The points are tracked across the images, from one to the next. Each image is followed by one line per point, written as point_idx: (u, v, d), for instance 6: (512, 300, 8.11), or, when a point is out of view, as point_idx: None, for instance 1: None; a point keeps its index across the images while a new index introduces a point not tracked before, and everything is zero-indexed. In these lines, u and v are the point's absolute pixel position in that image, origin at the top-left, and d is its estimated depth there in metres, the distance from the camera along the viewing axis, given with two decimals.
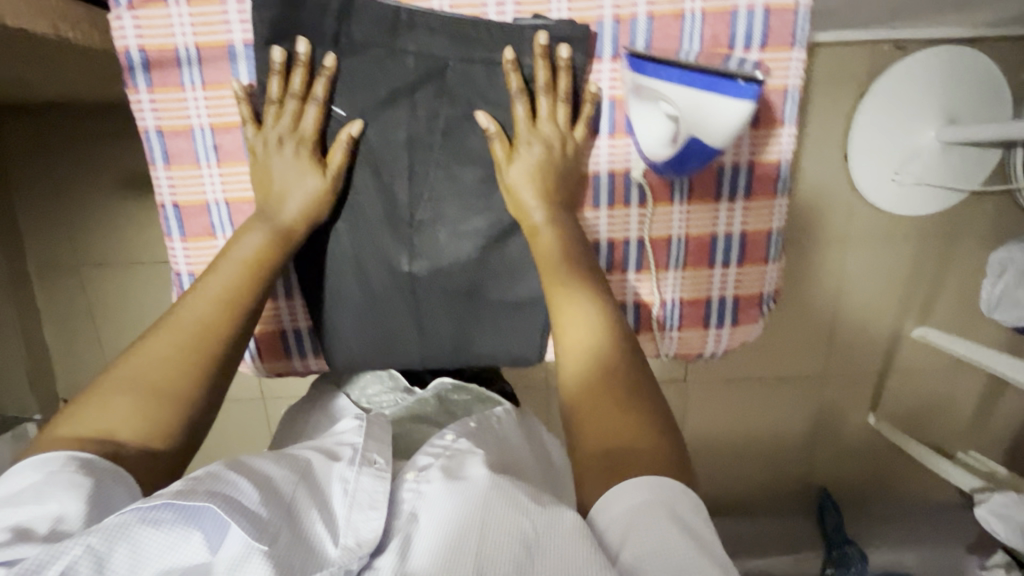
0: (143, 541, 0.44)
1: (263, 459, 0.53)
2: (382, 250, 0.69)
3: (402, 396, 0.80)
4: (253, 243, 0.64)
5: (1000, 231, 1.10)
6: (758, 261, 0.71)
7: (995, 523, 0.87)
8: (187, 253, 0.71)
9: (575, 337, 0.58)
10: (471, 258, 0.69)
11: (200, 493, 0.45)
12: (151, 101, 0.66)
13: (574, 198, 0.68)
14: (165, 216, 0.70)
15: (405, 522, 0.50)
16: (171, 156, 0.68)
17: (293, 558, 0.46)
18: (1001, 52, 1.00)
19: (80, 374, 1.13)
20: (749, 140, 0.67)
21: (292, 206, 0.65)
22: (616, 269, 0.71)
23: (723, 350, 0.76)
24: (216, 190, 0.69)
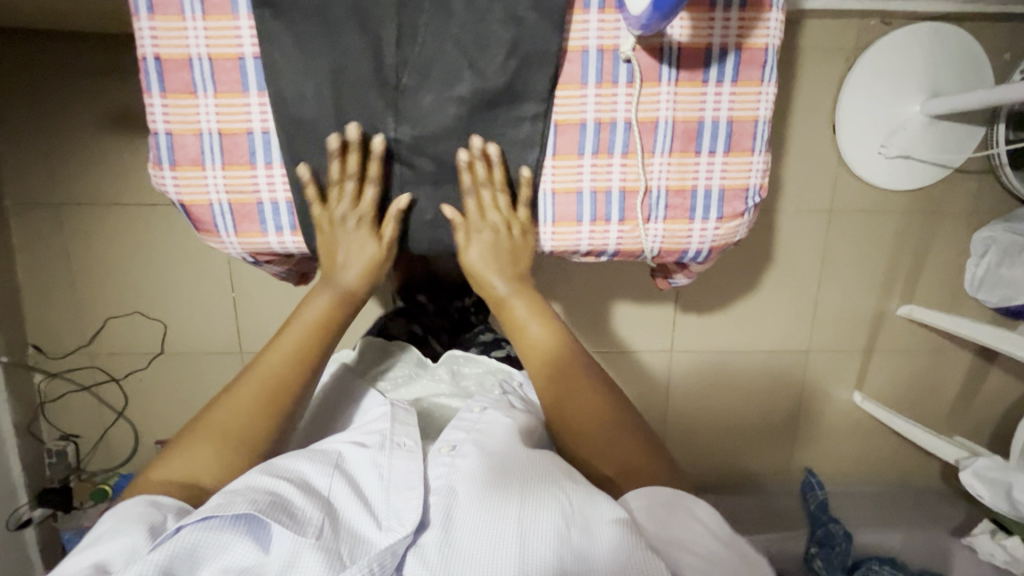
0: (202, 550, 0.44)
1: (295, 457, 0.53)
2: (358, 115, 0.52)
3: (418, 372, 0.78)
4: (320, 305, 0.62)
5: (983, 212, 1.12)
6: (746, 151, 0.56)
7: (979, 488, 0.85)
8: (179, 186, 0.53)
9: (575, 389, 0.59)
10: (456, 126, 0.53)
11: (243, 503, 0.45)
12: (151, 27, 0.50)
13: (551, 67, 0.52)
14: (155, 144, 0.53)
15: (440, 496, 0.51)
16: (168, 85, 0.51)
17: (341, 548, 0.47)
18: (982, 32, 1.03)
19: (52, 318, 1.10)
20: (735, 10, 0.52)
21: (351, 269, 0.59)
22: (598, 152, 0.55)
23: (705, 256, 0.60)
24: (211, 120, 0.52)
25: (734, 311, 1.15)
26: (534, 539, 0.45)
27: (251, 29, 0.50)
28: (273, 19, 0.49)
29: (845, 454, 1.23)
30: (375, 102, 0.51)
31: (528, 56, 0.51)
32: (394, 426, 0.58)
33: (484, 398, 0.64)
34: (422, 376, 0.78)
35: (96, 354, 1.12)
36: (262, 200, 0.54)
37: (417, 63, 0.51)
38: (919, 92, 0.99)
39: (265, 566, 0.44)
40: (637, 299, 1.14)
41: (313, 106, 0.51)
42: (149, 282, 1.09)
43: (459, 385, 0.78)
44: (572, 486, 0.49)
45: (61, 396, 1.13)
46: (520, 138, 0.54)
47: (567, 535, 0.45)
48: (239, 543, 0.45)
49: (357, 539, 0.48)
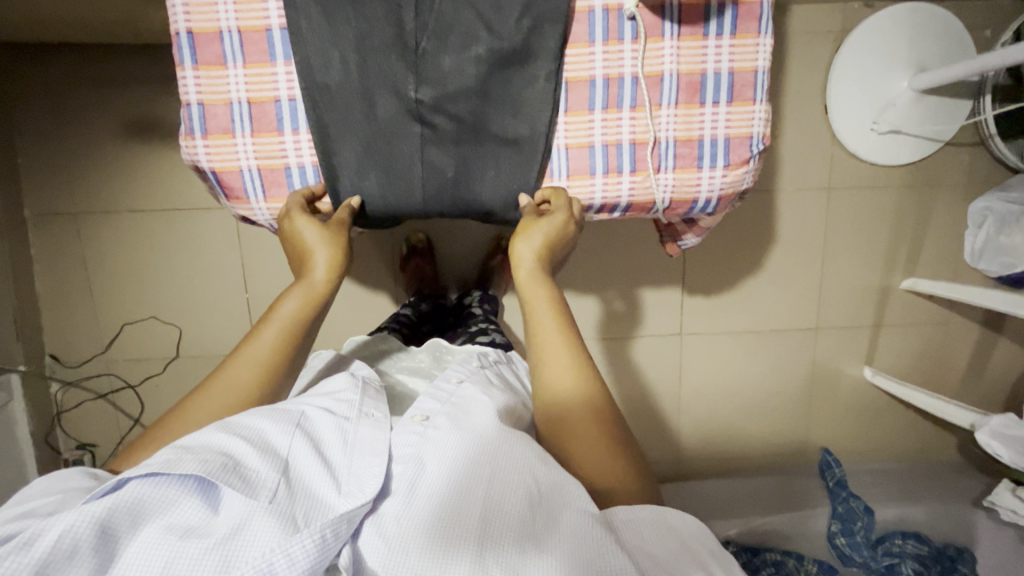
0: (146, 505, 0.42)
1: (254, 416, 0.51)
2: (385, 76, 0.55)
3: (400, 353, 0.79)
4: (291, 310, 0.57)
5: (977, 183, 1.15)
6: (748, 101, 0.58)
7: (997, 447, 0.85)
8: (210, 154, 0.57)
9: (583, 444, 0.52)
10: (475, 83, 0.55)
11: (192, 463, 0.44)
12: (183, 1, 0.54)
13: (561, 27, 0.55)
14: (187, 114, 0.57)
15: (407, 466, 0.49)
16: (201, 56, 0.55)
17: (295, 511, 0.44)
18: (962, 11, 1.07)
19: (68, 327, 1.11)
20: None
21: (320, 262, 0.57)
22: (607, 108, 0.58)
23: (714, 206, 0.62)
24: (240, 90, 0.56)
25: (741, 293, 1.17)
26: (499, 515, 0.44)
27: (278, 3, 0.54)
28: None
29: (859, 430, 1.24)
30: (401, 67, 0.54)
31: (540, 15, 0.54)
32: (364, 398, 0.57)
33: (460, 369, 0.64)
34: (405, 356, 0.79)
35: (112, 362, 1.13)
36: (290, 164, 0.58)
37: (434, 27, 0.54)
38: (906, 69, 1.03)
39: (213, 528, 0.42)
40: (644, 284, 1.15)
41: (338, 73, 0.54)
42: (164, 287, 1.11)
43: (439, 364, 0.76)
44: (544, 472, 0.48)
45: (77, 406, 1.14)
46: (540, 91, 0.56)
47: (531, 515, 0.45)
48: (187, 502, 0.44)
49: (314, 503, 0.46)
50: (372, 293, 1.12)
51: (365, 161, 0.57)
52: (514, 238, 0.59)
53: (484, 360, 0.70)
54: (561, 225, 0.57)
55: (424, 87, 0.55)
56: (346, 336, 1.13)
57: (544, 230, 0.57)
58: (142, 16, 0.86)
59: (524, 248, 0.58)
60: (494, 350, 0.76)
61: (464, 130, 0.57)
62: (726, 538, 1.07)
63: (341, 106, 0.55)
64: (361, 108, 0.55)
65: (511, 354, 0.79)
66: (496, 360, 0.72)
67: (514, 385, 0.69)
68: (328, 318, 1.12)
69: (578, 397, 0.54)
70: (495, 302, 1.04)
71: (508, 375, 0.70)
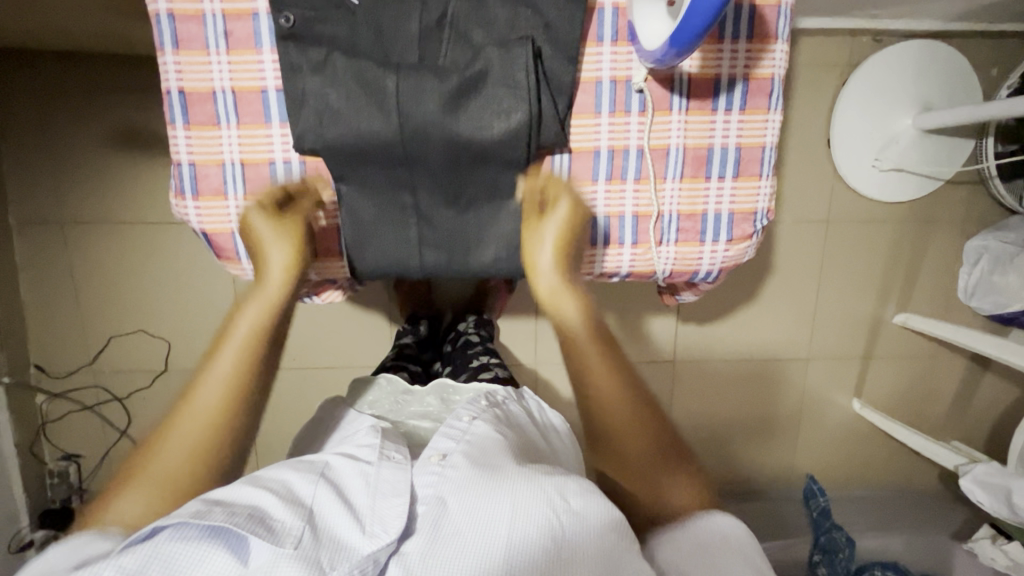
0: (177, 560, 0.41)
1: (279, 468, 0.51)
2: (365, 70, 0.53)
3: (406, 399, 0.79)
4: (252, 317, 0.57)
5: (974, 221, 1.15)
6: (754, 176, 0.60)
7: (980, 494, 0.87)
8: (200, 213, 0.59)
9: (605, 400, 0.56)
10: (454, 90, 0.53)
11: (220, 515, 0.43)
12: (175, 63, 0.55)
13: (566, 98, 0.56)
14: (179, 174, 0.58)
15: (429, 506, 0.47)
16: (193, 115, 0.57)
17: (320, 556, 0.43)
18: (971, 48, 1.06)
19: (54, 337, 1.09)
20: (740, 47, 0.56)
21: (275, 260, 0.58)
22: (611, 179, 0.59)
23: (715, 275, 0.64)
24: (233, 150, 0.58)
25: (735, 322, 1.17)
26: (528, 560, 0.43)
27: (273, 63, 0.56)
28: (304, 72, 0.54)
29: (847, 460, 1.26)
30: (416, 37, 0.55)
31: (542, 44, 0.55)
32: (385, 442, 0.56)
33: (470, 408, 0.63)
34: (411, 402, 0.78)
35: (99, 373, 1.12)
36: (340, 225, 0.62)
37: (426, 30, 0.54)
38: (911, 107, 1.02)
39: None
40: (639, 311, 1.15)
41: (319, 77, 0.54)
42: (153, 299, 1.09)
43: (448, 406, 0.76)
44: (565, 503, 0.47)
45: (63, 416, 1.12)
46: (523, 85, 0.53)
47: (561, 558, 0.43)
48: (215, 556, 0.41)
49: (338, 546, 0.44)
50: (365, 313, 1.11)
51: (362, 134, 0.54)
52: (526, 243, 0.59)
53: (492, 400, 0.69)
54: (565, 208, 0.58)
55: (443, 54, 0.55)
56: (338, 354, 1.13)
57: (554, 222, 0.58)
58: (130, 30, 0.83)
59: (540, 256, 0.59)
60: (506, 387, 0.76)
61: (474, 102, 0.54)
62: None
63: (355, 63, 0.53)
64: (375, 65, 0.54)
65: (520, 390, 0.78)
66: (505, 398, 0.72)
67: (520, 421, 0.67)
68: (320, 336, 1.11)
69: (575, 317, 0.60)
70: (490, 326, 1.03)
71: (517, 412, 0.69)
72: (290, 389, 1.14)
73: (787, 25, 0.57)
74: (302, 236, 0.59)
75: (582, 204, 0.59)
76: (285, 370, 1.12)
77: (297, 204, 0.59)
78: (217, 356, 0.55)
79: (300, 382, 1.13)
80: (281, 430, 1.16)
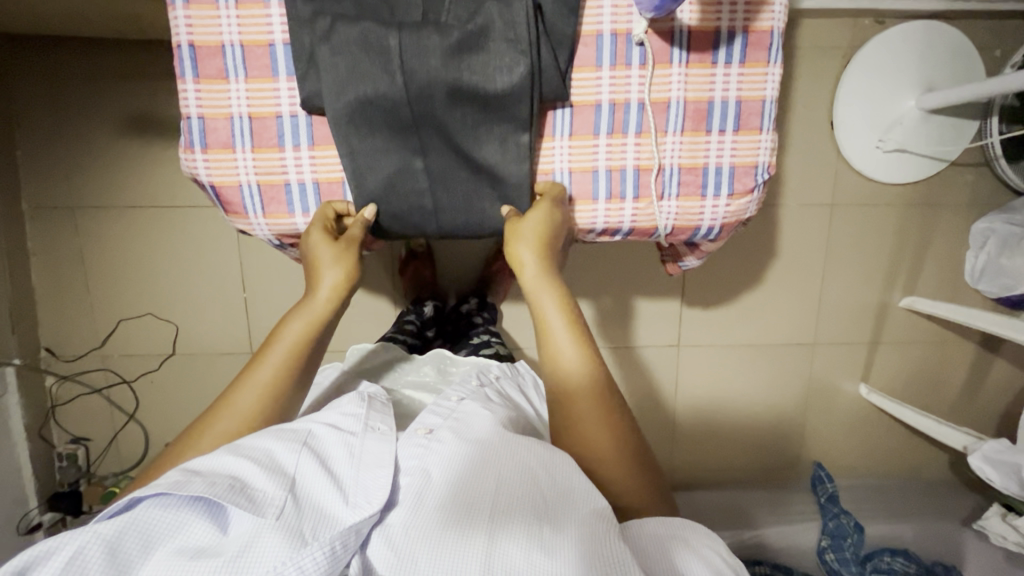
0: (156, 530, 0.42)
1: (262, 435, 0.51)
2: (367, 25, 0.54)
3: (404, 368, 0.81)
4: (296, 331, 0.59)
5: (980, 204, 1.15)
6: (755, 130, 0.60)
7: (989, 471, 0.86)
8: (209, 166, 0.60)
9: (584, 421, 0.55)
10: (456, 43, 0.54)
11: (200, 485, 0.43)
12: (185, 17, 0.57)
13: (567, 50, 0.57)
14: (188, 128, 0.60)
15: (414, 477, 0.48)
16: (203, 68, 0.58)
17: (302, 526, 0.44)
18: (973, 29, 1.06)
19: (64, 319, 1.11)
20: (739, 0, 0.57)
21: (326, 281, 0.60)
22: (612, 132, 0.60)
23: (717, 232, 0.64)
24: (242, 104, 0.59)
25: (740, 305, 1.17)
26: (504, 532, 0.43)
27: (281, 17, 0.57)
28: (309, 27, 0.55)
29: (855, 447, 1.25)
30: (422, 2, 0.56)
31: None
32: (371, 411, 0.56)
33: (461, 388, 0.63)
34: (409, 371, 0.80)
35: (108, 357, 1.13)
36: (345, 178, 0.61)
37: None
38: (914, 87, 1.02)
39: (223, 547, 0.42)
40: (644, 294, 1.15)
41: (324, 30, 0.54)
42: (162, 284, 1.11)
43: (444, 377, 0.78)
44: (547, 480, 0.49)
45: (73, 399, 1.14)
46: (524, 39, 0.55)
47: (539, 531, 0.44)
48: (196, 525, 0.43)
49: (323, 517, 0.45)
50: (371, 297, 1.12)
51: (367, 90, 0.55)
52: (510, 244, 0.59)
53: (484, 378, 0.69)
54: (546, 217, 0.59)
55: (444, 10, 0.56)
56: (343, 337, 1.13)
57: (535, 223, 0.58)
58: (142, 11, 0.85)
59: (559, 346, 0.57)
60: (501, 364, 0.77)
61: (475, 56, 0.55)
62: (760, 559, 1.08)
63: (355, 23, 0.54)
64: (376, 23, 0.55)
65: (515, 366, 0.80)
66: (498, 375, 0.73)
67: (516, 401, 0.68)
68: None
69: (581, 377, 0.57)
70: (494, 310, 1.06)
71: (510, 389, 0.70)
72: None
73: None
74: (354, 263, 0.61)
75: (561, 214, 0.60)
76: None
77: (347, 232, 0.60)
78: (262, 360, 0.58)
79: None
80: None
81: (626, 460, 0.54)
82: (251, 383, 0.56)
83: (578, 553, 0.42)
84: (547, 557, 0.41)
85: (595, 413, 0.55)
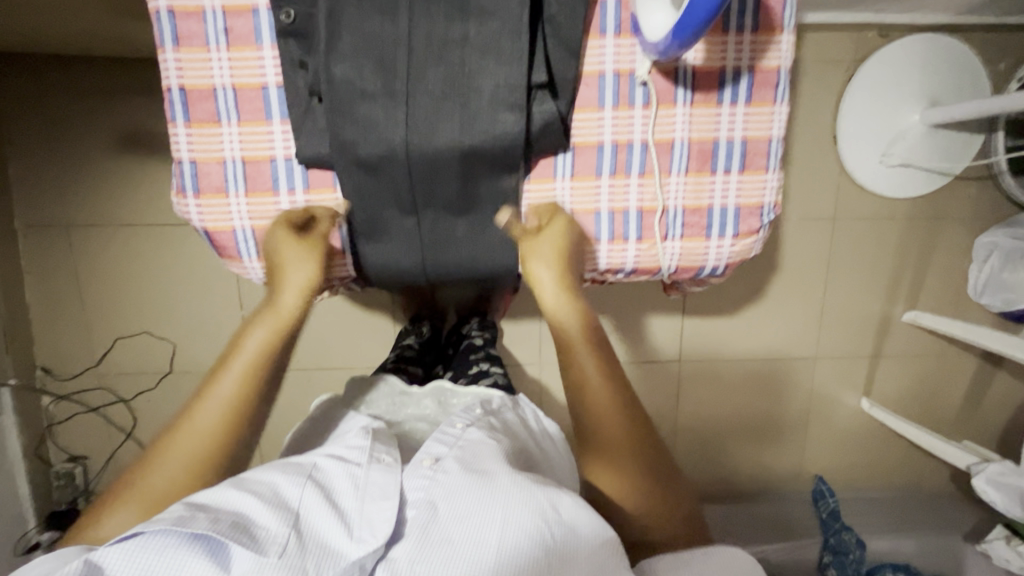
0: (152, 570, 0.42)
1: (267, 470, 0.51)
2: (364, 87, 0.53)
3: (403, 399, 0.79)
4: (260, 338, 0.57)
5: (984, 218, 1.14)
6: (760, 169, 0.59)
7: (992, 493, 0.86)
8: (202, 212, 0.58)
9: (593, 398, 0.57)
10: (456, 103, 0.53)
11: (203, 522, 0.43)
12: (176, 61, 0.56)
13: (569, 92, 0.56)
14: (180, 172, 0.58)
15: (420, 511, 0.48)
16: (194, 111, 0.57)
17: (305, 564, 0.44)
18: (978, 43, 1.05)
19: (60, 338, 1.10)
20: (743, 41, 0.56)
21: (292, 281, 0.59)
22: (615, 173, 0.59)
23: (722, 271, 0.63)
24: (234, 148, 0.58)
25: (742, 320, 1.16)
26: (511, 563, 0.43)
27: (274, 59, 0.56)
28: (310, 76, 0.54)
29: (855, 460, 1.24)
30: (439, 69, 0.52)
31: (546, 39, 0.54)
32: (375, 443, 0.55)
33: (463, 416, 0.63)
34: (409, 403, 0.78)
35: (105, 376, 1.12)
36: (340, 220, 0.60)
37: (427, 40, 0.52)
38: (917, 102, 1.01)
39: None
40: (644, 310, 1.14)
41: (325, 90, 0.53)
42: (158, 302, 1.09)
43: (445, 410, 0.76)
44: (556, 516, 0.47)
45: (69, 418, 1.13)
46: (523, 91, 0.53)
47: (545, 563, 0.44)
48: (194, 564, 0.42)
49: (324, 552, 0.45)
50: (370, 315, 1.11)
51: (371, 152, 0.54)
52: (527, 267, 0.59)
53: (487, 407, 0.69)
54: (564, 235, 0.58)
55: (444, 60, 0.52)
56: (342, 354, 1.12)
57: (551, 242, 0.58)
58: (132, 31, 0.83)
59: (539, 271, 0.59)
60: (507, 397, 0.74)
61: (482, 127, 0.53)
62: None
63: (371, 99, 0.53)
64: (386, 94, 0.53)
65: (520, 399, 0.77)
66: (500, 405, 0.71)
67: (517, 432, 0.67)
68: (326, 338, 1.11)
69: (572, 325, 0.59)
70: (494, 331, 1.04)
71: (511, 418, 0.69)
72: (294, 390, 1.13)
73: (792, 14, 0.57)
74: (322, 259, 0.59)
75: (578, 232, 0.59)
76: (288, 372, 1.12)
77: (316, 230, 0.59)
78: (222, 374, 0.55)
79: (303, 384, 1.13)
80: (284, 431, 1.16)
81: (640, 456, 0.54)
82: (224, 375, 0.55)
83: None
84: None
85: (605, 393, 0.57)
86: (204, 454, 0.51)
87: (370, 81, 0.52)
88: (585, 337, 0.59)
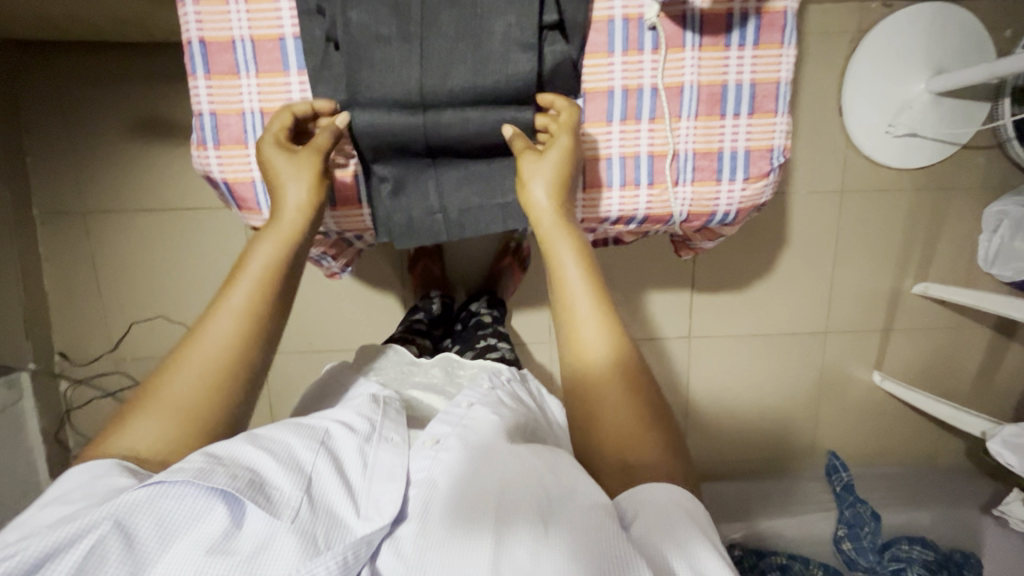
0: (176, 518, 0.41)
1: (280, 429, 0.50)
2: (380, 33, 0.54)
3: (411, 368, 0.79)
4: (264, 256, 0.54)
5: (993, 187, 1.13)
6: (769, 113, 0.60)
7: (1008, 456, 0.85)
8: (222, 163, 0.60)
9: (605, 400, 0.51)
10: (470, 46, 0.54)
11: (223, 476, 0.42)
12: (195, 14, 0.57)
13: (580, 37, 0.57)
14: (200, 125, 0.60)
15: (422, 488, 0.47)
16: (214, 63, 0.58)
17: (316, 532, 0.43)
18: (982, 11, 1.05)
19: (76, 323, 1.11)
20: None
21: (292, 196, 0.55)
22: (626, 119, 0.59)
23: (733, 217, 0.64)
24: (253, 99, 0.59)
25: (752, 295, 1.16)
26: (514, 535, 0.41)
27: (290, 11, 0.57)
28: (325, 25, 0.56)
29: (868, 434, 1.24)
30: (453, 14, 0.54)
31: None
32: (384, 420, 0.55)
33: (472, 394, 0.62)
34: (416, 372, 0.79)
35: (121, 361, 1.13)
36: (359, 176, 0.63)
37: None
38: (924, 70, 1.01)
39: (238, 545, 0.41)
40: (653, 286, 1.14)
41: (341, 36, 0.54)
42: (172, 286, 1.11)
43: (452, 380, 0.78)
44: (556, 484, 0.46)
45: (86, 403, 1.14)
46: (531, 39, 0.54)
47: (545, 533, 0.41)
48: (213, 516, 0.42)
49: (335, 524, 0.44)
50: (381, 294, 1.12)
51: (388, 96, 0.56)
52: (522, 184, 0.56)
53: (496, 380, 0.69)
54: (567, 148, 0.56)
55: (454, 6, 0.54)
56: (354, 336, 1.13)
57: (555, 156, 0.55)
58: (147, 13, 0.85)
59: (536, 192, 0.56)
60: (511, 369, 0.75)
61: (494, 69, 0.55)
62: (774, 548, 1.07)
63: (386, 43, 0.54)
64: (400, 39, 0.55)
65: (524, 372, 0.77)
66: (509, 379, 0.71)
67: (526, 407, 0.67)
68: (337, 319, 1.12)
69: (602, 353, 0.52)
70: (503, 307, 1.04)
71: (520, 394, 0.69)
72: (307, 372, 1.14)
73: None
74: (319, 170, 0.56)
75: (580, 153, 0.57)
76: (300, 353, 1.13)
77: (312, 141, 0.56)
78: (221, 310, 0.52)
79: (316, 365, 1.14)
80: None
81: (663, 452, 0.49)
82: (210, 334, 0.51)
83: (577, 552, 0.39)
84: (551, 556, 0.39)
85: (621, 395, 0.51)
86: (218, 366, 0.50)
87: (385, 25, 0.54)
88: (587, 279, 0.54)
